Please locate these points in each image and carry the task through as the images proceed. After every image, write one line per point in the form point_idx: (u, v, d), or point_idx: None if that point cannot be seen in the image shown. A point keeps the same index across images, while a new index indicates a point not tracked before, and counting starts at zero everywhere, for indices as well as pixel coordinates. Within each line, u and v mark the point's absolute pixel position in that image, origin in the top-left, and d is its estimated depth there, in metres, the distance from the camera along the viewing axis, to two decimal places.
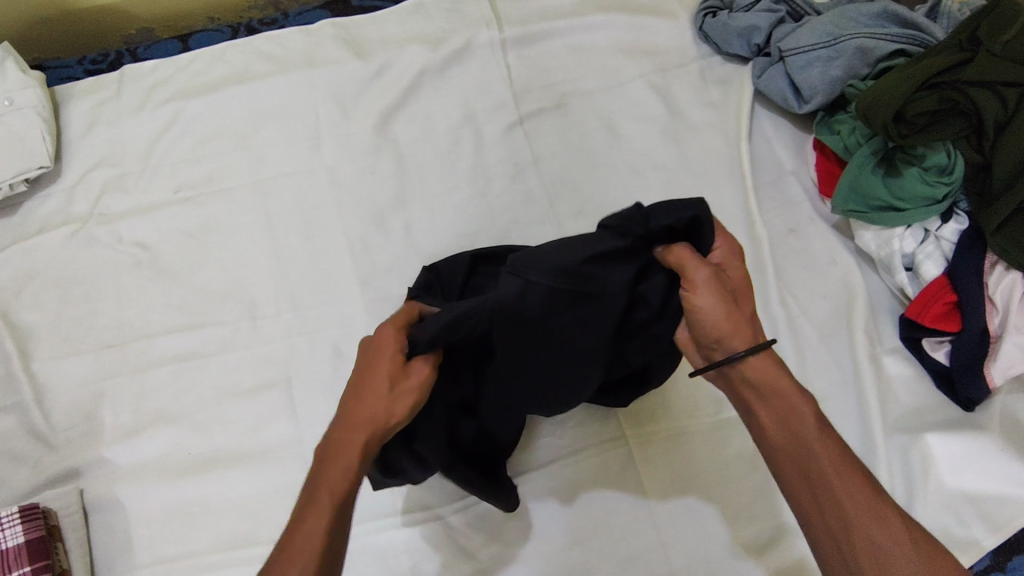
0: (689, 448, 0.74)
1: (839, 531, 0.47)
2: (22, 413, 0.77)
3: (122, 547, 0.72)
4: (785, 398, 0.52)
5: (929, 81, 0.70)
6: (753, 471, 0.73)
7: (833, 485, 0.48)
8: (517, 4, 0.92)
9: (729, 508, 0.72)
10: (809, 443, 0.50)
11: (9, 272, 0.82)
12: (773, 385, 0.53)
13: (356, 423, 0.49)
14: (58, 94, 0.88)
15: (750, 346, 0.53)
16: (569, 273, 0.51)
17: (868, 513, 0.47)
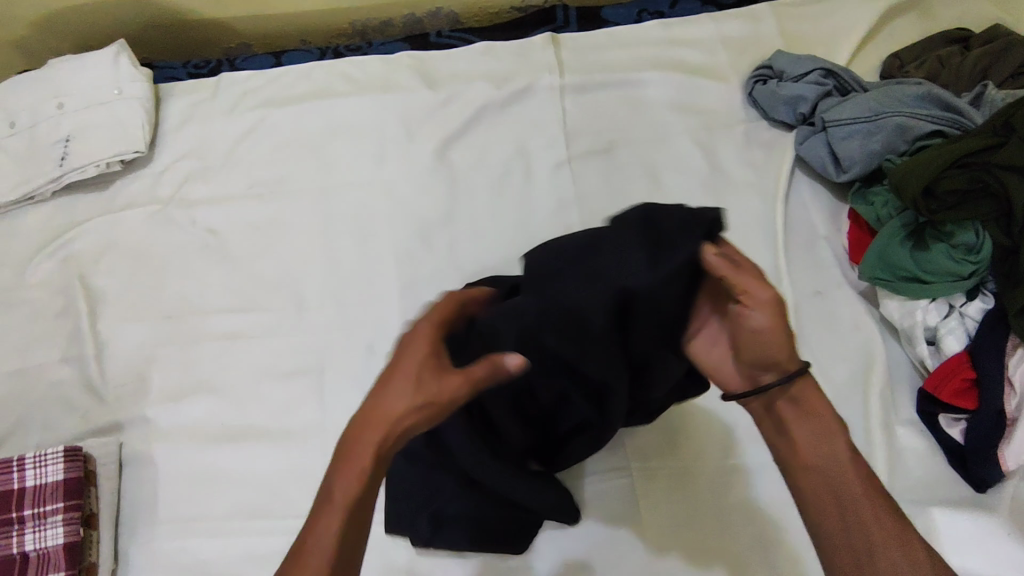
0: (693, 489, 0.76)
1: (863, 550, 0.52)
2: (82, 366, 0.84)
3: (148, 500, 0.78)
4: (822, 424, 0.56)
5: (959, 161, 0.73)
6: (752, 523, 0.74)
7: (859, 507, 0.53)
8: (581, 55, 1.00)
9: (726, 553, 0.72)
10: (839, 470, 0.55)
11: (94, 239, 0.91)
12: (816, 409, 0.57)
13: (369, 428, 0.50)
14: (161, 90, 0.99)
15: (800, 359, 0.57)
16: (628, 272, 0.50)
17: (893, 539, 0.52)
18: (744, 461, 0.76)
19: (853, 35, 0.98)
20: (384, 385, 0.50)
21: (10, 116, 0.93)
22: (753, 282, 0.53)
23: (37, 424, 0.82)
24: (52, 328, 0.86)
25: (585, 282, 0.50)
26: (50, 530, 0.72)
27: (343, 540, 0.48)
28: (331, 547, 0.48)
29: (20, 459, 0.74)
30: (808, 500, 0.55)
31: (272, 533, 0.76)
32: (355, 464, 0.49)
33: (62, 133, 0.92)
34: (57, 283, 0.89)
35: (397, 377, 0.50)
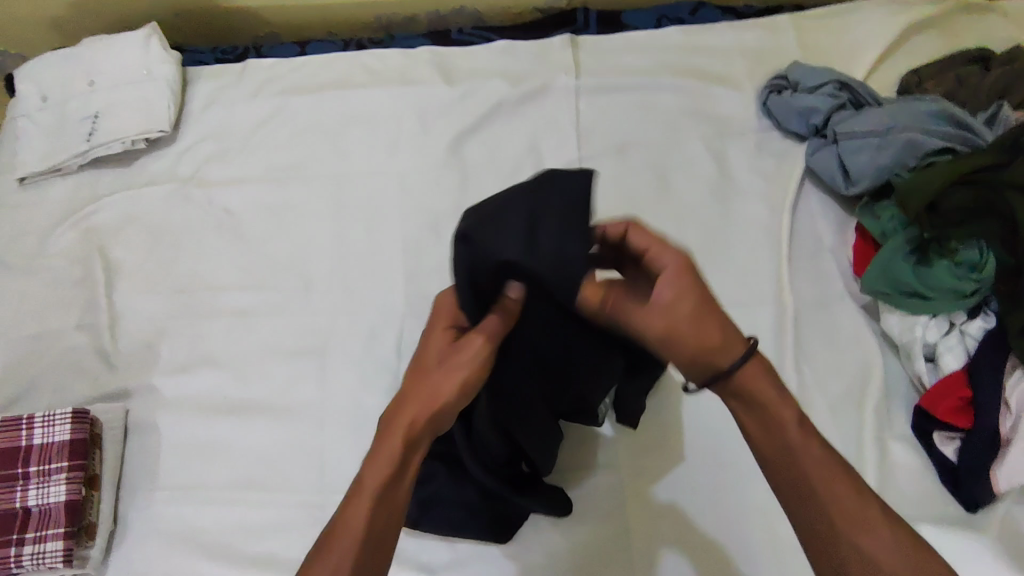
0: (681, 492, 0.76)
1: (827, 535, 0.51)
2: (96, 333, 0.87)
3: (149, 466, 0.80)
4: (772, 409, 0.52)
5: (965, 178, 0.74)
6: (736, 528, 0.73)
7: (820, 494, 0.51)
8: (599, 57, 1.01)
9: (710, 556, 0.72)
10: (798, 452, 0.52)
11: (116, 213, 0.94)
12: (762, 394, 0.53)
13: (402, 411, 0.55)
14: (189, 74, 1.03)
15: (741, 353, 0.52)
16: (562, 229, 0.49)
17: (855, 521, 0.50)
18: (734, 466, 0.76)
19: (872, 50, 0.98)
20: (415, 372, 0.57)
21: (43, 91, 0.97)
22: (628, 307, 0.51)
23: (48, 387, 0.85)
24: (69, 296, 0.90)
25: (496, 227, 0.50)
26: (53, 487, 0.74)
27: (375, 515, 0.52)
28: (362, 523, 0.52)
29: (30, 418, 0.77)
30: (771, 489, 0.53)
31: (266, 505, 0.78)
32: (386, 444, 0.54)
33: (91, 109, 0.96)
34: (77, 253, 0.92)
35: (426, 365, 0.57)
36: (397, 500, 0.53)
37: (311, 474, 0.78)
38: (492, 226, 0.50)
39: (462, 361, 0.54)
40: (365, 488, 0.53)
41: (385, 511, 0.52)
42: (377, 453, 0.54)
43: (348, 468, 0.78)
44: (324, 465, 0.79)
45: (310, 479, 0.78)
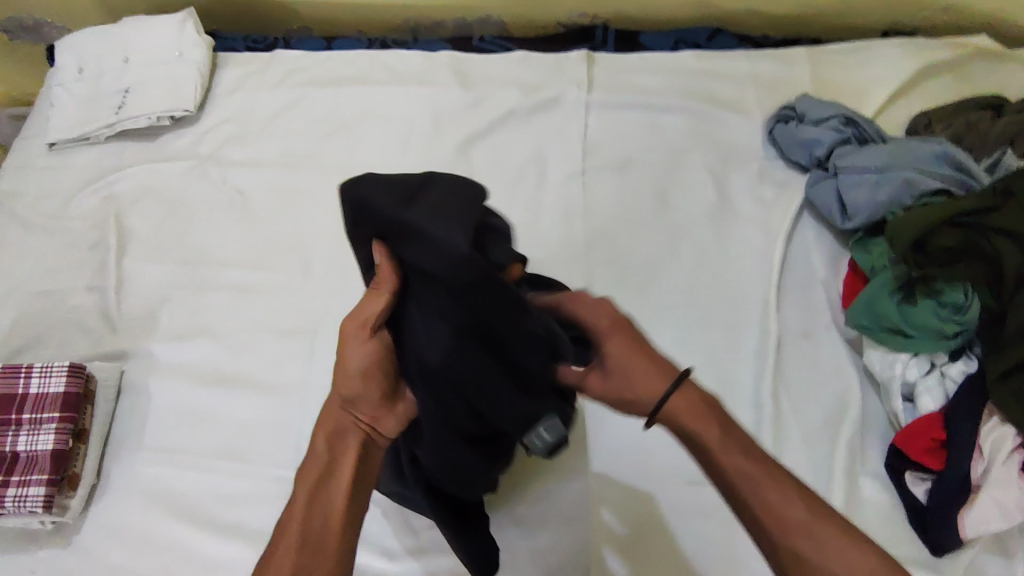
0: (643, 497, 0.76)
1: (761, 533, 0.51)
2: (102, 295, 0.91)
3: (137, 426, 0.84)
4: (691, 420, 0.54)
5: (954, 219, 0.74)
6: (696, 542, 0.74)
7: (750, 494, 0.51)
8: (613, 75, 1.03)
9: (664, 561, 0.73)
10: (720, 458, 0.52)
11: (136, 183, 0.99)
12: (680, 412, 0.54)
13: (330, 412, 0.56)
14: (220, 59, 1.07)
15: (664, 385, 0.54)
16: (413, 238, 0.45)
17: (785, 516, 0.50)
18: (700, 486, 0.76)
19: (884, 89, 0.98)
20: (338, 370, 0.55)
21: (80, 63, 1.03)
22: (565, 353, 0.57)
23: (51, 342, 0.89)
24: (83, 257, 0.94)
25: (368, 216, 0.47)
26: (43, 435, 0.78)
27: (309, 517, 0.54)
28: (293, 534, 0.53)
29: (29, 368, 0.81)
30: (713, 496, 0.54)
31: (241, 476, 0.80)
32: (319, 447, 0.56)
33: (123, 84, 1.02)
34: (95, 218, 0.96)
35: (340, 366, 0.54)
36: (332, 497, 0.54)
37: (288, 450, 0.81)
38: (360, 211, 0.48)
39: (351, 353, 0.52)
40: (297, 497, 0.55)
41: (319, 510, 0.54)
42: (308, 459, 0.56)
43: None
44: (301, 442, 0.81)
45: (286, 456, 0.80)
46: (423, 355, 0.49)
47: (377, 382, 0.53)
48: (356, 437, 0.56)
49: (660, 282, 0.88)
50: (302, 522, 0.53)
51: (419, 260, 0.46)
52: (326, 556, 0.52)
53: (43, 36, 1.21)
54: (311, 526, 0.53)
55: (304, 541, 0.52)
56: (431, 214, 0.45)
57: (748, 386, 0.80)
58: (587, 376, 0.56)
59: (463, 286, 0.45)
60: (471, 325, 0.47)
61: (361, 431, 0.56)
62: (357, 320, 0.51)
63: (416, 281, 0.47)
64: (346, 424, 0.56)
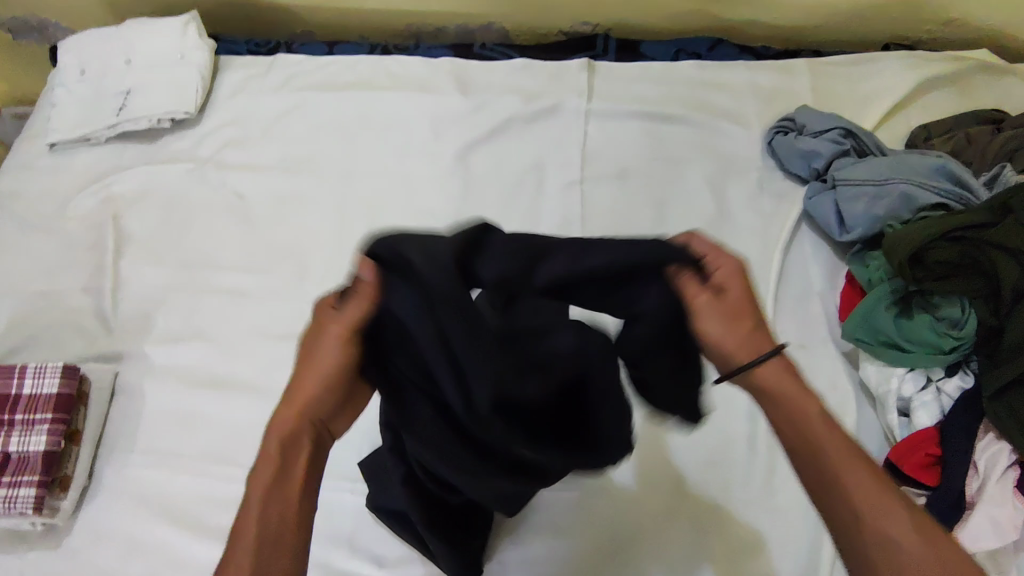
0: (635, 489, 0.76)
1: (854, 522, 0.45)
2: (98, 296, 0.91)
3: (131, 428, 0.84)
4: (793, 395, 0.48)
5: (952, 234, 0.73)
6: (688, 548, 0.73)
7: (847, 480, 0.46)
8: (613, 84, 1.03)
9: (655, 551, 0.73)
10: (817, 435, 0.47)
11: (135, 185, 0.99)
12: (779, 383, 0.48)
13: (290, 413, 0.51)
14: (221, 62, 1.08)
15: (761, 351, 0.48)
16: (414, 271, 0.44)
17: (885, 513, 0.45)
18: (694, 497, 0.76)
19: (884, 102, 0.98)
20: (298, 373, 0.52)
21: (83, 64, 1.03)
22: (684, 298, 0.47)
23: (47, 342, 0.89)
24: (80, 258, 0.94)
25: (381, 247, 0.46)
26: (35, 436, 0.78)
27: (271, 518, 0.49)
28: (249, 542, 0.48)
29: (23, 368, 0.81)
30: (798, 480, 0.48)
31: (232, 480, 0.80)
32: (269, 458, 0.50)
33: (124, 86, 1.02)
34: (94, 219, 0.97)
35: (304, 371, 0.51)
36: (289, 503, 0.50)
37: None
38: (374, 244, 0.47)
39: (321, 352, 0.50)
40: (251, 501, 0.50)
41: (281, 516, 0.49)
42: (261, 458, 0.51)
43: None
44: None
45: None
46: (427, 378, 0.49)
47: (343, 381, 0.51)
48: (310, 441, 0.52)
49: None
50: (260, 517, 0.49)
51: (405, 271, 0.45)
52: (286, 546, 0.48)
53: (48, 36, 1.21)
54: (268, 527, 0.49)
55: (264, 538, 0.48)
56: (428, 249, 0.44)
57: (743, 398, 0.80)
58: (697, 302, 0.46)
59: (441, 294, 0.42)
60: (445, 338, 0.44)
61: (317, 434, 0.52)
62: (336, 322, 0.49)
63: (400, 288, 0.46)
64: (303, 424, 0.51)
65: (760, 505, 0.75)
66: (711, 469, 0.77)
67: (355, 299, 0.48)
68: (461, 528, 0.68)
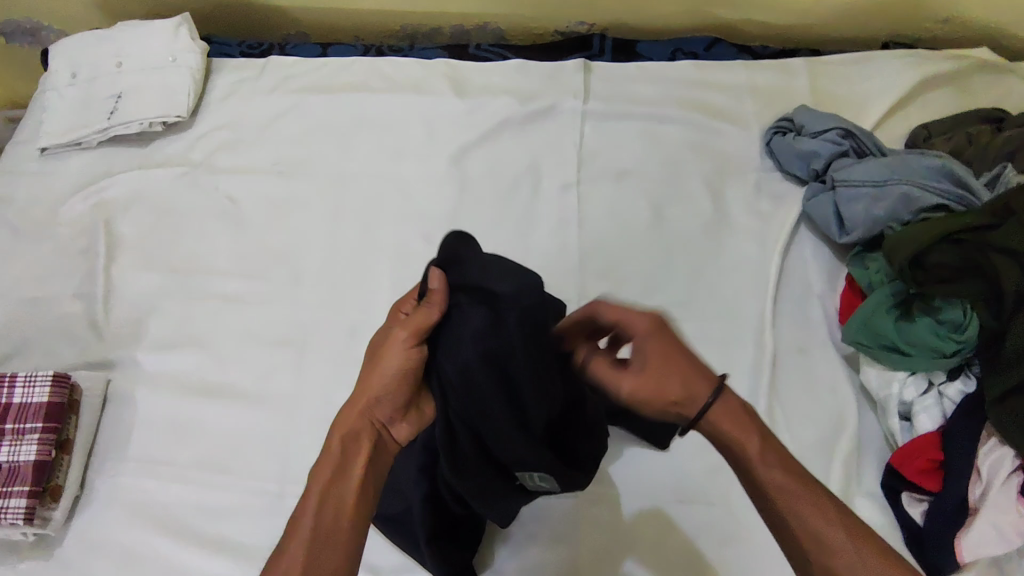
0: (628, 473, 0.77)
1: (800, 558, 0.51)
2: (90, 303, 0.90)
3: (123, 436, 0.83)
4: (733, 441, 0.54)
5: (950, 237, 0.73)
6: (679, 544, 0.73)
7: (791, 520, 0.51)
8: (611, 85, 1.02)
9: (648, 535, 0.74)
10: (757, 474, 0.53)
11: (127, 189, 0.98)
12: (723, 429, 0.55)
13: (350, 411, 0.57)
14: (214, 65, 1.06)
15: (703, 395, 0.54)
16: (489, 286, 0.51)
17: (828, 546, 0.50)
18: (692, 503, 0.75)
19: (883, 102, 0.97)
20: (363, 371, 0.57)
21: (73, 68, 1.02)
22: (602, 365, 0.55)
23: (39, 349, 0.88)
24: (71, 264, 0.93)
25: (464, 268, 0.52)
26: (25, 446, 0.77)
27: (323, 510, 0.53)
28: (308, 532, 0.52)
29: (13, 377, 0.80)
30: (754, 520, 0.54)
31: (225, 488, 0.79)
32: (328, 452, 0.56)
33: (116, 90, 1.01)
34: (85, 224, 0.96)
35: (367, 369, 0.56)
36: (343, 494, 0.54)
37: (275, 463, 0.80)
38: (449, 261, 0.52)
39: (390, 358, 0.54)
40: (310, 495, 0.54)
41: (334, 507, 0.53)
42: (321, 457, 0.56)
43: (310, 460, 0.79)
44: (288, 454, 0.80)
45: (271, 469, 0.79)
46: (467, 384, 0.52)
47: (408, 387, 0.56)
48: (367, 441, 0.57)
49: (654, 295, 0.87)
50: (315, 513, 0.53)
51: (484, 290, 0.51)
52: (341, 538, 0.52)
53: (41, 40, 1.20)
54: (323, 519, 0.53)
55: (317, 533, 0.52)
56: (497, 272, 0.51)
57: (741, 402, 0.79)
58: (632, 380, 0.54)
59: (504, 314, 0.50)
60: (503, 360, 0.51)
61: (372, 440, 0.57)
62: (408, 327, 0.53)
63: (465, 308, 0.52)
64: (360, 428, 0.57)
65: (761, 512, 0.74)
66: (712, 475, 0.76)
67: (426, 309, 0.53)
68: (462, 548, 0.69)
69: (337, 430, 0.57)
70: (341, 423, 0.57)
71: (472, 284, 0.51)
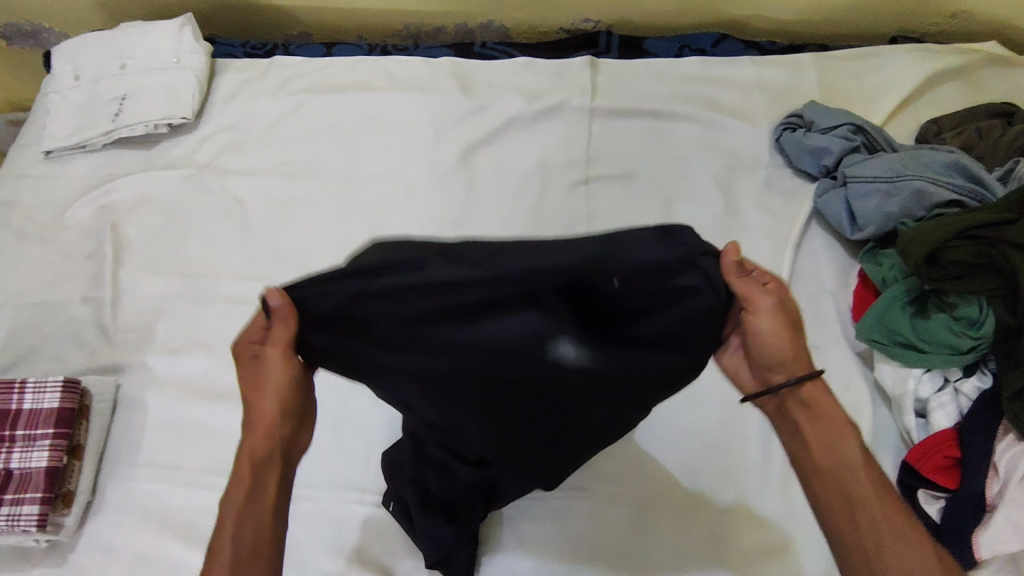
0: (642, 471, 0.76)
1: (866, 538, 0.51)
2: (98, 307, 0.90)
3: (133, 442, 0.82)
4: (835, 428, 0.55)
5: (966, 232, 0.71)
6: (699, 543, 0.73)
7: (869, 508, 0.52)
8: (618, 81, 1.01)
9: (665, 529, 0.73)
10: (844, 454, 0.54)
11: (133, 192, 0.97)
12: (826, 412, 0.55)
13: (253, 428, 0.54)
14: (218, 66, 1.06)
15: (801, 374, 0.54)
16: (412, 286, 0.41)
17: (901, 538, 0.50)
18: (710, 502, 0.75)
19: (892, 96, 0.97)
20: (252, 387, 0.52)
21: (77, 70, 1.01)
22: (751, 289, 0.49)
23: (47, 354, 0.87)
24: (79, 268, 0.92)
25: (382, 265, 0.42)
26: (37, 452, 0.76)
27: (240, 532, 0.52)
28: (227, 555, 0.50)
29: (23, 383, 0.79)
30: (822, 501, 0.54)
31: None
32: (241, 474, 0.53)
33: (120, 92, 1.00)
34: (91, 228, 0.95)
35: (253, 386, 0.52)
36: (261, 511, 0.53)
37: None
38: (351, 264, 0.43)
39: (265, 377, 0.51)
40: (226, 522, 0.52)
41: (255, 526, 0.52)
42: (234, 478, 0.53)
43: (323, 464, 0.79)
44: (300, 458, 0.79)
45: None
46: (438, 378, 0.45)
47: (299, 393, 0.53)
48: (276, 454, 0.54)
49: None
50: (234, 537, 0.51)
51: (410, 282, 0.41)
52: (264, 549, 0.52)
53: (42, 42, 1.19)
54: (246, 536, 0.52)
55: (238, 555, 0.51)
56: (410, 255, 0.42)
57: None
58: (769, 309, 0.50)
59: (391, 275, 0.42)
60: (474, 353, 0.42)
61: (282, 464, 0.54)
62: (277, 347, 0.48)
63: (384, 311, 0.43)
64: (270, 445, 0.54)
65: (777, 511, 0.74)
66: (724, 475, 0.76)
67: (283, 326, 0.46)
68: (450, 522, 0.65)
69: (246, 455, 0.54)
70: (253, 438, 0.54)
71: (394, 280, 0.42)
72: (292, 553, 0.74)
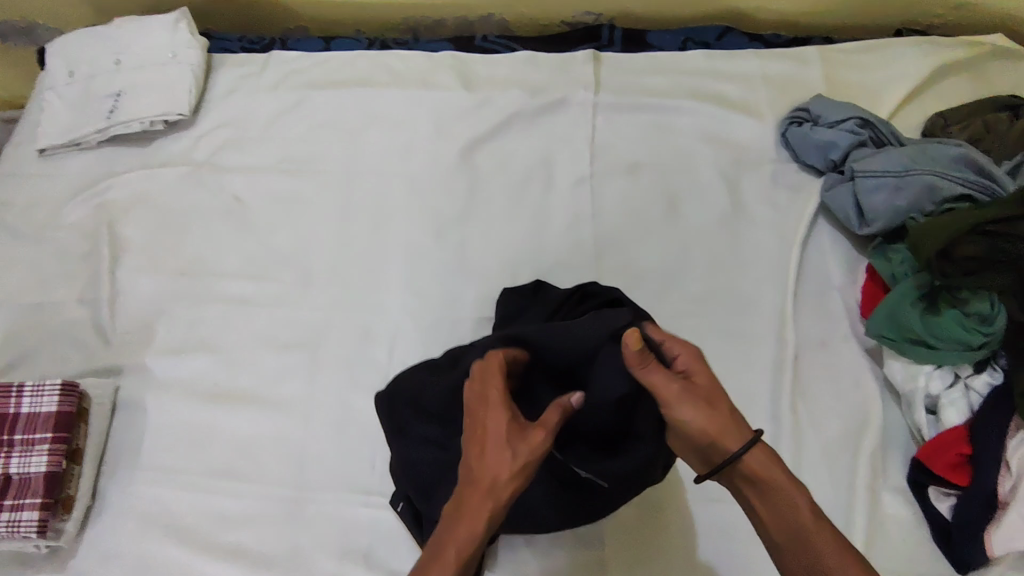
0: None
1: None
2: (95, 308, 0.88)
3: (133, 445, 0.81)
4: (783, 492, 0.54)
5: (979, 227, 0.71)
6: (709, 543, 0.72)
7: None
8: (621, 76, 1.00)
9: (675, 529, 0.73)
10: (799, 518, 0.53)
11: (129, 191, 0.96)
12: (770, 479, 0.54)
13: (475, 488, 0.49)
14: (214, 61, 1.04)
15: (741, 442, 0.54)
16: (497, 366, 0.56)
17: None
18: (720, 502, 0.74)
19: (898, 89, 0.96)
20: (484, 451, 0.50)
21: (72, 66, 0.99)
22: (659, 375, 0.53)
23: (44, 357, 0.86)
24: (75, 268, 0.91)
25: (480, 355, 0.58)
26: (35, 456, 0.75)
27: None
28: None
29: (20, 387, 0.78)
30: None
31: (241, 496, 0.77)
32: (458, 535, 0.49)
33: (115, 88, 0.98)
34: (88, 228, 0.93)
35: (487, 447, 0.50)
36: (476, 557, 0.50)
37: (292, 469, 0.78)
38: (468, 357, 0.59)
39: (526, 443, 0.49)
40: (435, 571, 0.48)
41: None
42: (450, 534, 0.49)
43: (328, 466, 0.78)
44: (305, 460, 0.78)
45: (289, 475, 0.78)
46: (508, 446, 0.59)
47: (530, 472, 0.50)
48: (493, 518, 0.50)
49: (672, 290, 0.86)
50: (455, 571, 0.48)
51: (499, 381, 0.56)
52: None
53: (36, 40, 1.17)
54: None
55: None
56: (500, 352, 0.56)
57: (765, 397, 0.78)
58: (668, 388, 0.52)
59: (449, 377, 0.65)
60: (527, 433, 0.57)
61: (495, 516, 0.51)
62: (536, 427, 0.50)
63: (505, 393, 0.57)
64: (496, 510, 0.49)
65: None
66: None
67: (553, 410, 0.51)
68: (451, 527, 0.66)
69: (470, 513, 0.49)
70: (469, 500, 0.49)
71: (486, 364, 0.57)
72: (298, 557, 0.73)
